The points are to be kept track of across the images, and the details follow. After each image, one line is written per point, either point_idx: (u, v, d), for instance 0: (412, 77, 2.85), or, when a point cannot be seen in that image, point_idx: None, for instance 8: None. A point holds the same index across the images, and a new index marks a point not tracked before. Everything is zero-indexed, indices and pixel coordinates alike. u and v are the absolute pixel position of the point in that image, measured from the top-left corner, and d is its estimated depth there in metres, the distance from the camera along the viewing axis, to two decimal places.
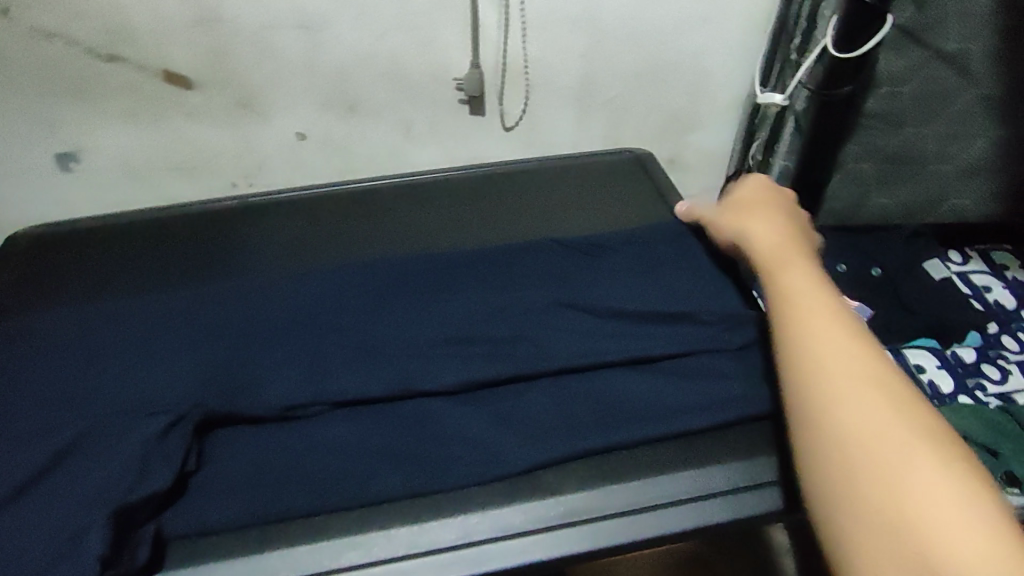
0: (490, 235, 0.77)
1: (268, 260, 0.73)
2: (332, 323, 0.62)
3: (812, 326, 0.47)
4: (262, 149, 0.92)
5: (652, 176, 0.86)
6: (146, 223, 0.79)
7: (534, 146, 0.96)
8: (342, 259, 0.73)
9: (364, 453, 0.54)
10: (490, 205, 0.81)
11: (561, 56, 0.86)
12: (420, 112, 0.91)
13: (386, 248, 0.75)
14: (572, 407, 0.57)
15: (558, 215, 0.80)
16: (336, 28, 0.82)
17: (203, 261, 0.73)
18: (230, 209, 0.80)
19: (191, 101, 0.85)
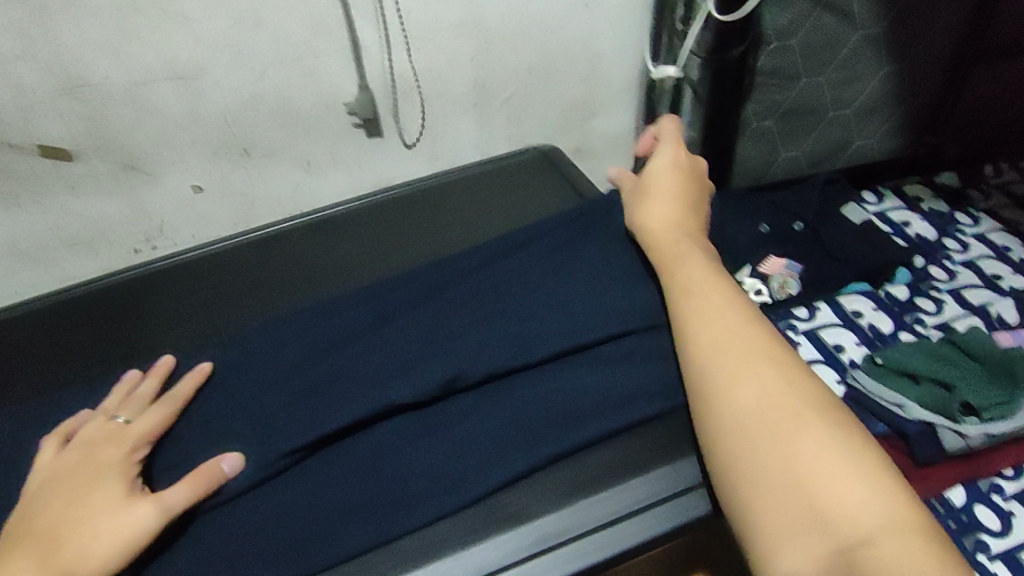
0: (406, 256, 0.74)
1: (170, 325, 0.68)
2: (243, 375, 0.58)
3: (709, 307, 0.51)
4: (157, 210, 0.87)
5: (560, 168, 0.85)
6: (35, 315, 0.71)
7: (440, 157, 0.93)
8: (248, 319, 0.68)
9: (298, 519, 0.49)
10: (403, 228, 0.78)
11: (451, 65, 0.84)
12: (317, 146, 0.87)
13: (292, 297, 0.70)
14: (519, 424, 0.54)
15: (472, 225, 0.77)
16: (211, 72, 0.77)
17: (95, 340, 0.67)
18: (122, 284, 0.73)
19: (71, 172, 0.79)
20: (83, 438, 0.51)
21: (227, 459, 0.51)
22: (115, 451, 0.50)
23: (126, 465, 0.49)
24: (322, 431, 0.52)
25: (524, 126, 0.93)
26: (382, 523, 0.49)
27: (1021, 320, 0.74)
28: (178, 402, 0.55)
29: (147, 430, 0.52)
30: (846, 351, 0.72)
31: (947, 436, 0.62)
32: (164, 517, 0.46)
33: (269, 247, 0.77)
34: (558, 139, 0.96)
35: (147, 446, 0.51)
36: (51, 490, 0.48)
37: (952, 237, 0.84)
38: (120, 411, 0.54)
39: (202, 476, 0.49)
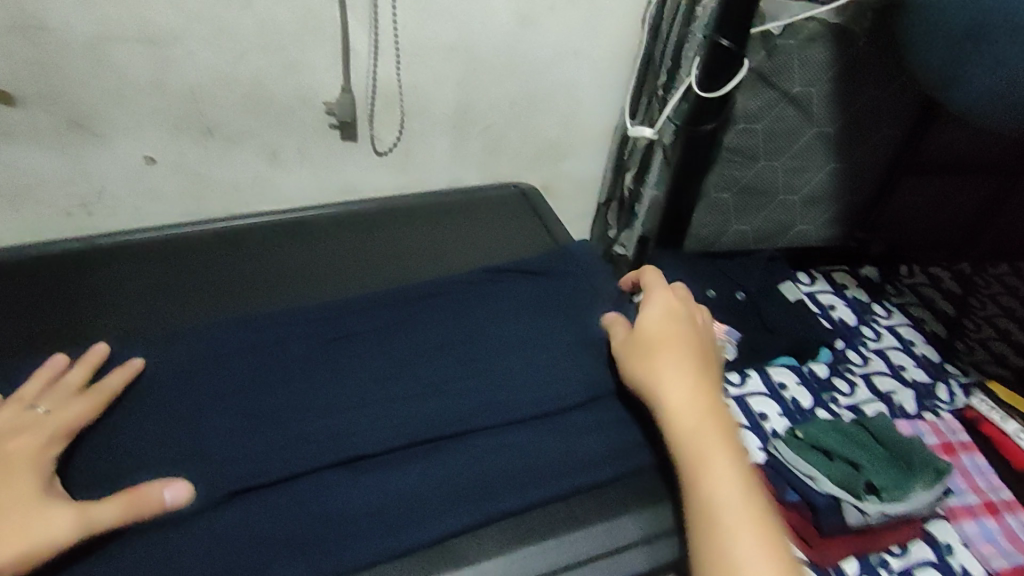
0: (372, 278, 0.73)
1: (125, 305, 0.65)
2: (197, 381, 0.57)
3: (704, 418, 0.54)
4: (101, 175, 0.82)
5: (536, 209, 0.88)
6: None
7: (409, 172, 0.93)
8: (200, 317, 0.65)
9: (235, 543, 0.48)
10: (367, 249, 0.78)
11: (437, 84, 0.85)
12: (287, 139, 0.85)
13: (251, 302, 0.68)
14: (472, 470, 0.55)
15: (442, 253, 0.79)
16: (190, 45, 0.75)
17: (41, 309, 0.64)
18: (60, 256, 0.69)
19: (13, 118, 0.74)
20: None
21: (172, 488, 0.48)
22: (26, 447, 0.48)
23: (40, 460, 0.47)
24: (278, 475, 0.52)
25: (495, 157, 0.95)
26: (327, 556, 0.49)
27: (917, 411, 0.85)
28: (103, 396, 0.53)
29: (68, 426, 0.50)
30: (769, 420, 0.80)
31: (851, 511, 0.67)
32: (80, 529, 0.44)
33: (228, 243, 0.75)
34: (525, 176, 0.99)
35: (62, 443, 0.50)
36: None
37: (869, 326, 0.94)
38: (41, 400, 0.52)
39: (137, 497, 0.47)
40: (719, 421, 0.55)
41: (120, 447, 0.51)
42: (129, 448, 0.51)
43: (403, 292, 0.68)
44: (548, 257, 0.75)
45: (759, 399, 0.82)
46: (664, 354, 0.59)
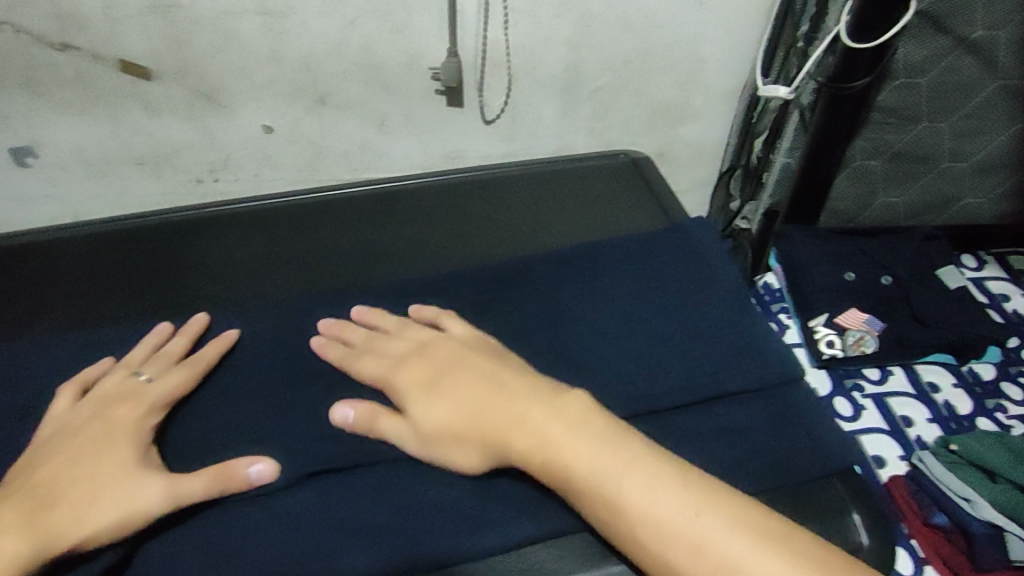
0: (474, 252, 0.72)
1: (238, 277, 0.67)
2: (294, 359, 0.58)
3: (510, 441, 0.48)
4: (225, 145, 0.87)
5: (649, 181, 0.82)
6: (109, 238, 0.71)
7: (519, 140, 0.89)
8: (305, 289, 0.67)
9: (303, 532, 0.48)
10: (457, 225, 0.75)
11: (547, 44, 0.79)
12: (395, 105, 0.84)
13: (354, 278, 0.68)
14: (548, 473, 0.53)
15: (547, 227, 0.75)
16: (303, 13, 0.75)
17: (164, 277, 0.67)
18: (177, 226, 0.72)
19: (146, 90, 0.80)
20: (102, 392, 0.54)
21: (257, 469, 0.50)
22: (125, 416, 0.51)
23: (139, 429, 0.51)
24: (357, 462, 0.52)
25: (609, 123, 0.89)
26: (381, 542, 0.48)
27: None
28: (200, 365, 0.56)
29: (165, 397, 0.53)
30: (914, 425, 0.73)
31: (1015, 544, 0.61)
32: (170, 502, 0.47)
33: (324, 214, 0.75)
34: (642, 143, 0.92)
35: (162, 412, 0.53)
36: (64, 440, 0.50)
37: None
38: (145, 367, 0.56)
39: (224, 474, 0.49)
40: (529, 421, 0.48)
41: (223, 409, 0.55)
42: (231, 411, 0.55)
43: (495, 275, 0.66)
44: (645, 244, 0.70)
45: (905, 400, 0.75)
46: (454, 376, 0.52)
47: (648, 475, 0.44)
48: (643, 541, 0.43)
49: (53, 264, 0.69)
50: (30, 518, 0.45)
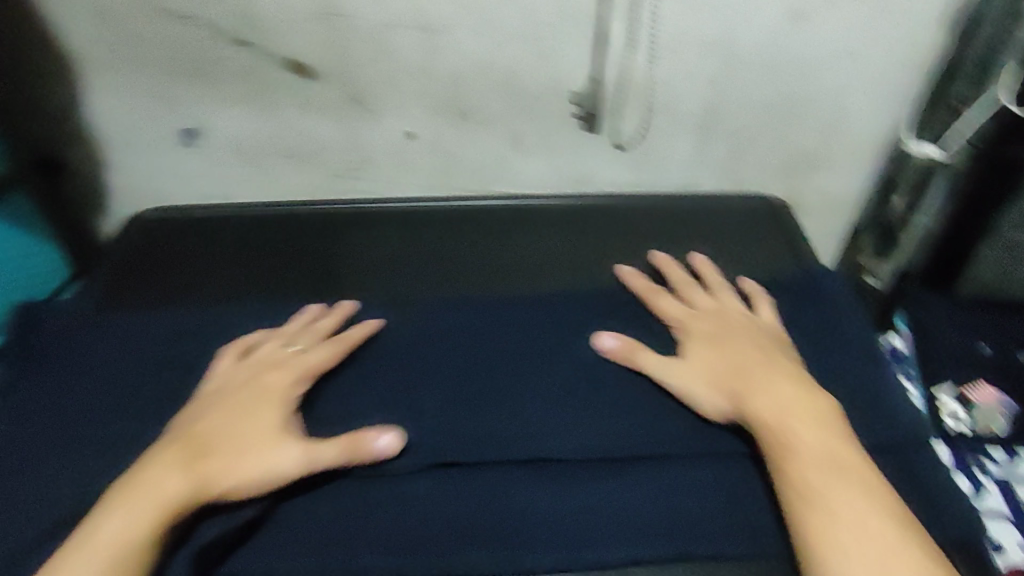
0: (601, 276, 0.74)
1: (383, 273, 0.74)
2: (420, 359, 0.64)
3: (784, 417, 0.56)
4: (368, 146, 0.94)
5: (783, 228, 0.81)
6: (272, 222, 0.80)
7: (645, 169, 0.91)
8: (440, 291, 0.72)
9: (416, 516, 0.54)
10: (590, 248, 0.78)
11: (687, 79, 0.80)
12: (532, 125, 0.88)
13: (488, 286, 0.73)
14: (642, 502, 0.55)
15: (677, 260, 0.77)
16: (459, 32, 0.80)
17: (320, 265, 0.75)
18: (333, 219, 0.80)
19: (308, 89, 0.88)
20: (262, 357, 0.63)
21: (385, 440, 0.56)
22: (271, 386, 0.59)
23: (289, 396, 0.59)
24: (469, 461, 0.57)
25: (737, 163, 0.89)
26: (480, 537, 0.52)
27: None
28: (351, 338, 0.64)
29: (308, 369, 0.61)
30: None
31: None
32: (304, 465, 0.54)
33: (463, 223, 0.80)
34: (769, 187, 0.91)
35: (309, 381, 0.61)
36: (224, 399, 0.59)
37: None
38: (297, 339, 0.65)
39: (357, 444, 0.56)
40: (769, 391, 0.58)
41: (354, 393, 0.61)
42: (359, 396, 0.61)
43: (614, 307, 0.69)
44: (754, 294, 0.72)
45: None
46: (729, 355, 0.63)
47: (845, 459, 0.53)
48: (819, 522, 0.49)
49: (227, 237, 0.78)
50: (188, 464, 0.53)
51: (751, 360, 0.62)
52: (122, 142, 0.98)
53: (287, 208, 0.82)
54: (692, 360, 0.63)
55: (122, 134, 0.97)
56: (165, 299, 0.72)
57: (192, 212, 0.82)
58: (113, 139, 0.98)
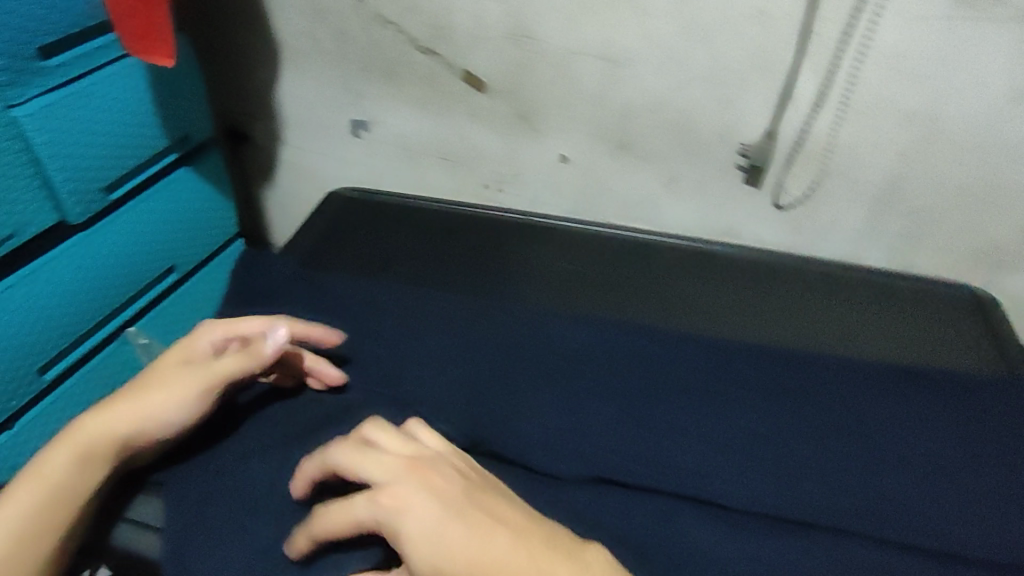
0: (772, 332, 0.70)
1: (544, 287, 0.75)
2: (550, 372, 0.64)
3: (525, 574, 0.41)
4: (524, 163, 0.96)
5: (986, 321, 0.73)
6: (454, 222, 0.86)
7: (800, 233, 0.87)
8: (598, 312, 0.72)
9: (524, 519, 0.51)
10: (773, 301, 0.74)
11: (869, 149, 0.77)
12: (690, 169, 0.87)
13: (650, 316, 0.71)
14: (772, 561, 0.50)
15: (860, 332, 0.70)
16: (640, 69, 0.81)
17: (488, 268, 0.78)
18: (510, 227, 0.85)
19: (480, 101, 0.92)
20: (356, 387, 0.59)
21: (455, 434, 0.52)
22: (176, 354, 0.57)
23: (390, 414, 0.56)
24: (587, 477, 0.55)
25: (903, 242, 0.84)
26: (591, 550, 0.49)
27: None
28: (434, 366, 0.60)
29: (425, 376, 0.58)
30: None
31: None
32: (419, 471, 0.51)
33: (640, 253, 0.81)
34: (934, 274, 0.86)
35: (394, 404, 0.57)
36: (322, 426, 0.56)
37: None
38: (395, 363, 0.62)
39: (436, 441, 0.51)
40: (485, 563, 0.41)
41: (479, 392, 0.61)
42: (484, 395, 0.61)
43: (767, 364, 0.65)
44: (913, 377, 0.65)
45: None
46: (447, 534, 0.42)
47: None
48: None
49: (410, 226, 0.85)
50: (94, 450, 0.50)
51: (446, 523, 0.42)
52: (301, 124, 1.07)
53: (468, 209, 0.88)
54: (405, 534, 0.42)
55: (303, 116, 1.05)
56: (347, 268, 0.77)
57: (383, 200, 0.90)
58: (295, 120, 1.06)
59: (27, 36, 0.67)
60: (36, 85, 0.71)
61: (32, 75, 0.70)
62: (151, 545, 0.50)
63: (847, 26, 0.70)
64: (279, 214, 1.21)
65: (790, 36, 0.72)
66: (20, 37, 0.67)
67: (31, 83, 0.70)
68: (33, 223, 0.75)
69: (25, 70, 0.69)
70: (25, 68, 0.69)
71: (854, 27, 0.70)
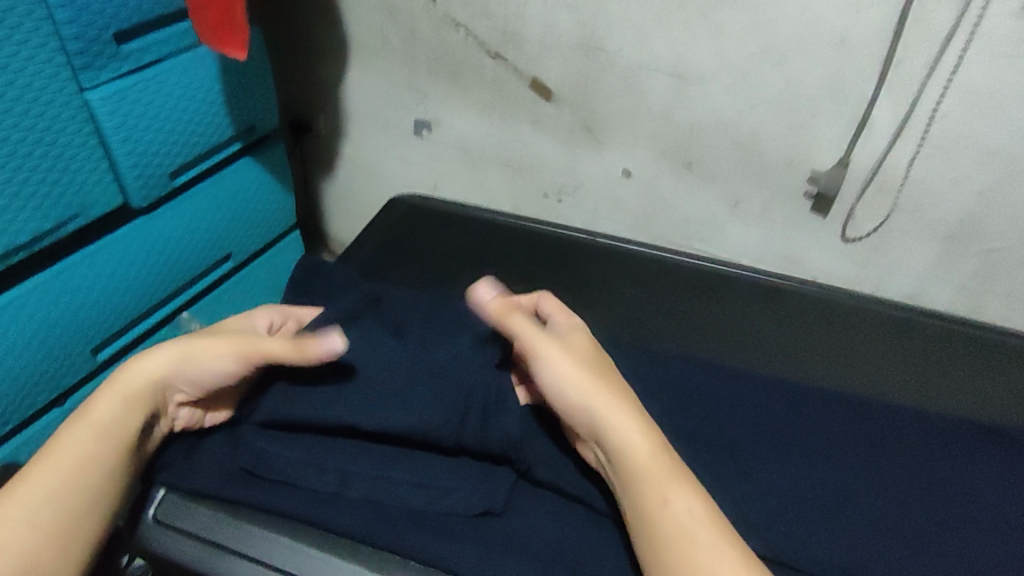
0: (832, 372, 0.67)
1: (600, 311, 0.74)
2: None
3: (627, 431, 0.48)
4: (585, 174, 0.95)
5: None
6: (513, 236, 0.86)
7: (869, 267, 0.84)
8: (652, 340, 0.71)
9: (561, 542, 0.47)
10: (834, 344, 0.71)
11: (950, 186, 0.73)
12: (756, 192, 0.84)
13: (705, 348, 0.70)
14: None
15: (928, 378, 0.67)
16: (709, 87, 0.78)
17: (544, 286, 0.77)
18: (568, 245, 0.84)
19: (543, 109, 0.91)
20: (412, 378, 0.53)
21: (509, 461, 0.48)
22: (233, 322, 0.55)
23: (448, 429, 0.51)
24: None
25: (981, 286, 0.80)
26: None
27: None
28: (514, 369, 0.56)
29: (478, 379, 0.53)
30: None
31: None
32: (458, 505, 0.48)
33: (698, 283, 0.79)
34: (1012, 321, 0.81)
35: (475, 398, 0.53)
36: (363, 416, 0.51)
37: None
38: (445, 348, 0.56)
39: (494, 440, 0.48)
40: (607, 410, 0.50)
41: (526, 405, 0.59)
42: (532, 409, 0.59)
43: (833, 411, 0.61)
44: (995, 438, 0.60)
45: None
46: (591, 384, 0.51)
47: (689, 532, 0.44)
48: None
49: (469, 237, 0.85)
50: (139, 391, 0.48)
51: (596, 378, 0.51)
52: (365, 120, 1.07)
53: (527, 224, 0.87)
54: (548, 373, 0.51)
55: (367, 112, 1.06)
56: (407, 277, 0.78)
57: (444, 208, 0.91)
58: (358, 115, 1.07)
59: (105, 21, 0.69)
60: (111, 69, 0.72)
61: (107, 59, 0.71)
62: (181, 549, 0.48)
63: (934, 59, 0.66)
64: (337, 207, 1.23)
65: (873, 65, 0.69)
66: (98, 22, 0.69)
67: (106, 67, 0.72)
68: (98, 205, 0.78)
69: (102, 55, 0.71)
70: (102, 53, 0.70)
71: (942, 60, 0.66)
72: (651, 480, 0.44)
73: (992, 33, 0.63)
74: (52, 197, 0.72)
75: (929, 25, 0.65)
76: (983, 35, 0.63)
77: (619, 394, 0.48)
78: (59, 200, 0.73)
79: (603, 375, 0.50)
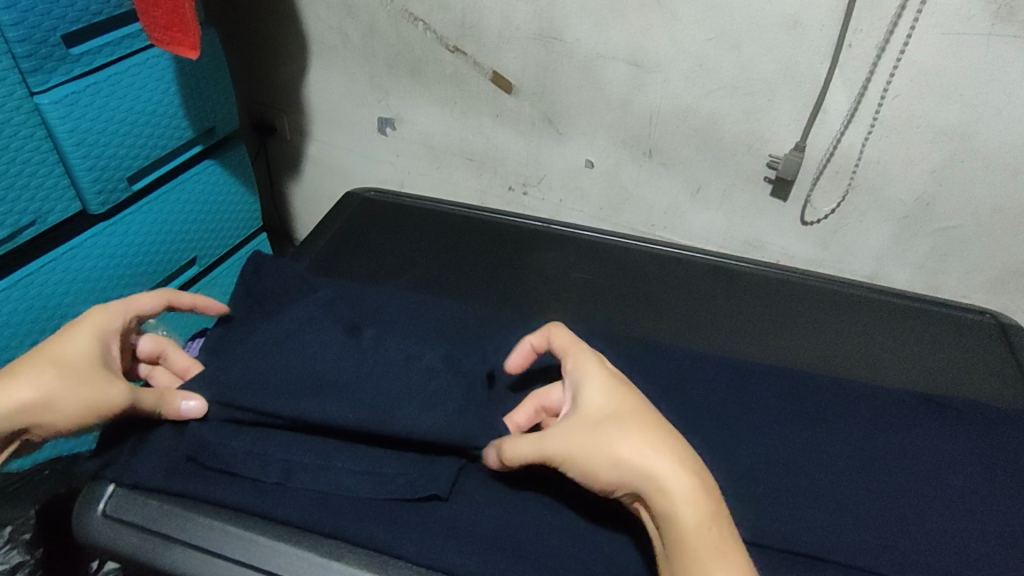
0: (784, 350, 0.69)
1: (560, 299, 0.74)
2: None
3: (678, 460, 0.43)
4: (548, 165, 0.95)
5: (1014, 349, 0.70)
6: (472, 227, 0.86)
7: (828, 248, 0.85)
8: (610, 326, 0.71)
9: (506, 523, 0.48)
10: (792, 324, 0.72)
11: (904, 165, 0.74)
12: (716, 178, 0.85)
13: (660, 331, 0.71)
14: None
15: (877, 354, 0.69)
16: (667, 73, 0.79)
17: (502, 277, 0.78)
18: (528, 235, 0.85)
19: (505, 102, 0.91)
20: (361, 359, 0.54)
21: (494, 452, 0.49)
22: (88, 352, 0.50)
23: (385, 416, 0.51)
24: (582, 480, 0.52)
25: (937, 263, 0.81)
26: (573, 552, 0.46)
27: None
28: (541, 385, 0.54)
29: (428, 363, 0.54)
30: None
31: None
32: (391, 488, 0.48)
33: (658, 267, 0.79)
34: (969, 297, 0.82)
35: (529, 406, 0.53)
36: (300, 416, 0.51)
37: None
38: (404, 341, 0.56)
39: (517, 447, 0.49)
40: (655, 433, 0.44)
41: None
42: None
43: (787, 388, 0.61)
44: (937, 406, 0.60)
45: None
46: (637, 418, 0.44)
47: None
48: None
49: (427, 229, 0.85)
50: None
51: (641, 415, 0.45)
52: (327, 118, 1.07)
53: (487, 215, 0.88)
54: (588, 405, 0.46)
55: (328, 109, 1.05)
56: (367, 271, 0.78)
57: (403, 202, 0.90)
58: (320, 113, 1.07)
59: (51, 22, 0.68)
60: (61, 72, 0.71)
61: (57, 62, 0.70)
62: (121, 536, 0.49)
63: (882, 38, 0.67)
64: (304, 206, 1.22)
65: (824, 47, 0.69)
66: (45, 24, 0.68)
67: (56, 70, 0.70)
68: (53, 211, 0.76)
69: (51, 57, 0.69)
70: (51, 55, 0.69)
71: (889, 39, 0.67)
72: (696, 557, 0.39)
73: (937, 10, 0.64)
74: (7, 203, 0.70)
75: (876, 6, 0.65)
76: (928, 14, 0.64)
77: (666, 452, 0.42)
78: (14, 207, 0.71)
79: (641, 431, 0.43)
